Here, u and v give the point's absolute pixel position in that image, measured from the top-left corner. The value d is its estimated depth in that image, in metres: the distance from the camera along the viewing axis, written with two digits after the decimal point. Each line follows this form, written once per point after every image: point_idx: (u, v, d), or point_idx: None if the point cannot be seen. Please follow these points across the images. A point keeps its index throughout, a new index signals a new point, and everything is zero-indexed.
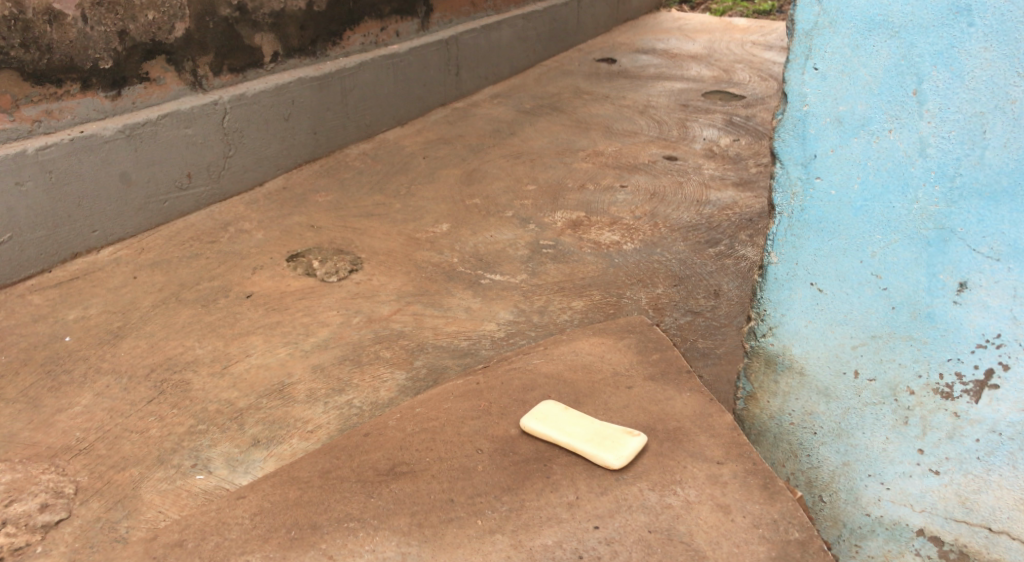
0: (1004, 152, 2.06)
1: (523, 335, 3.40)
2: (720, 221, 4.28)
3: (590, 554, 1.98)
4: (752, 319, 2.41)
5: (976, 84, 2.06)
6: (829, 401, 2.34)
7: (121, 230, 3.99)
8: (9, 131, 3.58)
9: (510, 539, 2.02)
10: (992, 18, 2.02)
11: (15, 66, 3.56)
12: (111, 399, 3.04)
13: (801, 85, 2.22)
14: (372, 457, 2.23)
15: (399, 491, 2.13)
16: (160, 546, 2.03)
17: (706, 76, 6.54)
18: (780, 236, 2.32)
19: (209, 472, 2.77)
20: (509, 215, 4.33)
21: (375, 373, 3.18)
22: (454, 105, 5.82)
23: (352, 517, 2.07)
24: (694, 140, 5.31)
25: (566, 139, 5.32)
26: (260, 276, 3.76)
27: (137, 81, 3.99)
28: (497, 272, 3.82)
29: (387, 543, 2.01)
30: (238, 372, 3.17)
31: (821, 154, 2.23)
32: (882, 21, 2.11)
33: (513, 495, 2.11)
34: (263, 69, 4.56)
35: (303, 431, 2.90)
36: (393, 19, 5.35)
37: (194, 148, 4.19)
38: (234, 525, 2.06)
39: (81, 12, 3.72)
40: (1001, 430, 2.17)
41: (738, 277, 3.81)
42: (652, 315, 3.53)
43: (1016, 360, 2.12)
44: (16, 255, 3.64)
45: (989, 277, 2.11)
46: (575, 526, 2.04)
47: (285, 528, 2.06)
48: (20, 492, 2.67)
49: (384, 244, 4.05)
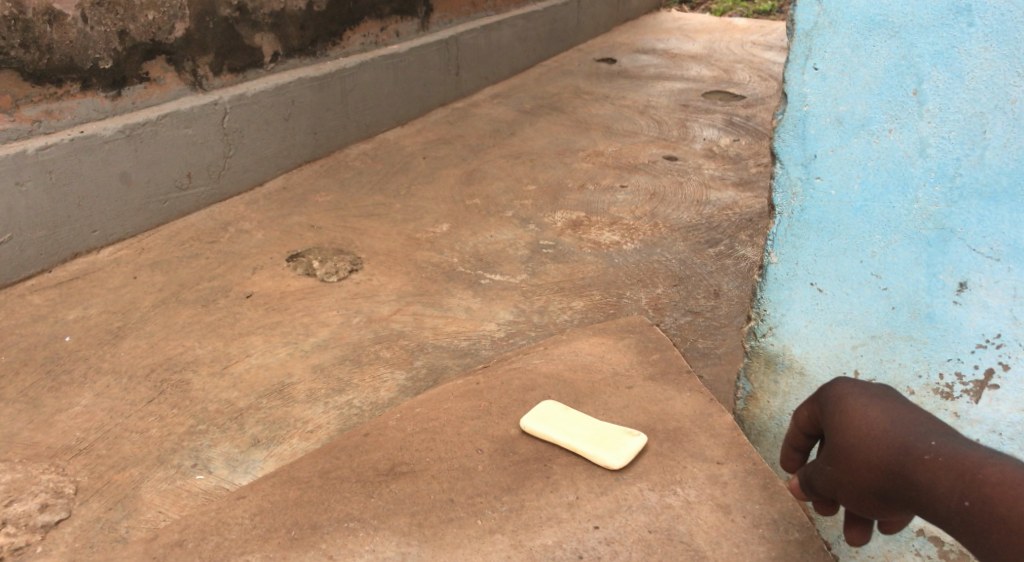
0: (1004, 152, 2.05)
1: (523, 335, 3.40)
2: (720, 221, 4.28)
3: (589, 554, 1.98)
4: (753, 319, 2.41)
5: (975, 84, 2.06)
6: None
7: (122, 230, 3.99)
8: (9, 131, 3.58)
9: (510, 539, 2.02)
10: (992, 18, 2.02)
11: (15, 66, 3.55)
12: (111, 399, 3.04)
13: (801, 85, 2.22)
14: (371, 457, 2.23)
15: (399, 491, 2.14)
16: (160, 545, 2.03)
17: (706, 77, 6.54)
18: (780, 236, 2.32)
19: (209, 472, 2.77)
20: (509, 215, 4.33)
21: (375, 372, 3.18)
22: (454, 105, 5.82)
23: (352, 517, 2.08)
24: (694, 140, 5.31)
25: (566, 139, 5.32)
26: (260, 276, 3.76)
27: (137, 81, 3.99)
28: (497, 272, 3.82)
29: (387, 544, 2.01)
30: (238, 372, 3.17)
31: (821, 154, 2.23)
32: (881, 21, 2.11)
33: (512, 495, 2.11)
34: (263, 69, 4.56)
35: (303, 431, 2.90)
36: (393, 20, 5.35)
37: (194, 148, 4.19)
38: (234, 524, 2.06)
39: (81, 12, 3.72)
40: (1001, 430, 2.17)
41: (738, 277, 3.81)
42: (652, 315, 3.53)
43: (1015, 360, 2.12)
44: (16, 255, 3.63)
45: (989, 277, 2.11)
46: (574, 526, 2.04)
47: (285, 528, 2.06)
48: (20, 492, 2.67)
49: (384, 244, 4.05)
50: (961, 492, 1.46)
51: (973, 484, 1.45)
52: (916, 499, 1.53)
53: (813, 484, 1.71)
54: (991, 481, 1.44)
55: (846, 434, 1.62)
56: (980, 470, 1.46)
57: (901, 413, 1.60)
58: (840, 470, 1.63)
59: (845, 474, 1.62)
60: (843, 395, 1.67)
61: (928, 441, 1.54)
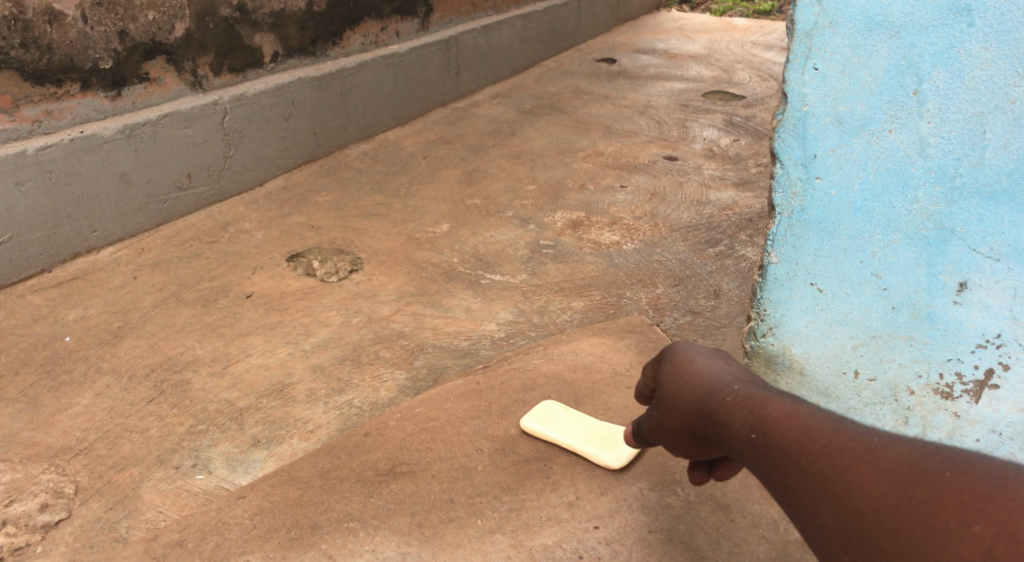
0: (1004, 152, 2.06)
1: (523, 335, 3.40)
2: (720, 221, 4.28)
3: (590, 554, 2.08)
4: (752, 319, 2.39)
5: (975, 84, 2.07)
6: (829, 401, 2.33)
7: (121, 230, 3.99)
8: (9, 131, 3.58)
9: (510, 539, 2.11)
10: (992, 18, 2.03)
11: (15, 66, 3.55)
12: (111, 399, 3.04)
13: (801, 85, 2.22)
14: (371, 457, 2.35)
15: (398, 491, 2.24)
16: (160, 545, 2.13)
17: (706, 76, 6.54)
18: (780, 236, 2.31)
19: (209, 472, 2.77)
20: (509, 215, 4.33)
21: (376, 372, 3.18)
22: (454, 105, 5.82)
23: (352, 517, 2.16)
24: (694, 140, 5.31)
25: (566, 139, 5.32)
26: (260, 276, 3.76)
27: (137, 81, 3.99)
28: (497, 272, 3.82)
29: (387, 544, 2.10)
30: (238, 372, 3.17)
31: (821, 154, 2.23)
32: (882, 21, 2.12)
33: (512, 495, 2.22)
34: (263, 69, 4.56)
35: (303, 431, 2.90)
36: (393, 20, 5.35)
37: (194, 148, 4.19)
38: (234, 525, 2.16)
39: (81, 12, 3.72)
40: (1001, 430, 2.18)
41: (738, 277, 3.81)
42: (652, 315, 3.53)
43: (1015, 360, 2.13)
44: (16, 255, 3.63)
45: (989, 277, 2.11)
46: (575, 526, 2.14)
47: (285, 528, 2.15)
48: (20, 492, 2.67)
49: (384, 244, 4.05)
50: (751, 426, 1.62)
51: (761, 418, 1.62)
52: (718, 436, 1.69)
53: (644, 431, 1.88)
54: (775, 415, 1.60)
55: (668, 379, 1.80)
56: (768, 406, 1.62)
57: (718, 365, 1.77)
58: (664, 415, 1.80)
59: (665, 416, 1.79)
60: (672, 348, 1.85)
61: (732, 386, 1.70)
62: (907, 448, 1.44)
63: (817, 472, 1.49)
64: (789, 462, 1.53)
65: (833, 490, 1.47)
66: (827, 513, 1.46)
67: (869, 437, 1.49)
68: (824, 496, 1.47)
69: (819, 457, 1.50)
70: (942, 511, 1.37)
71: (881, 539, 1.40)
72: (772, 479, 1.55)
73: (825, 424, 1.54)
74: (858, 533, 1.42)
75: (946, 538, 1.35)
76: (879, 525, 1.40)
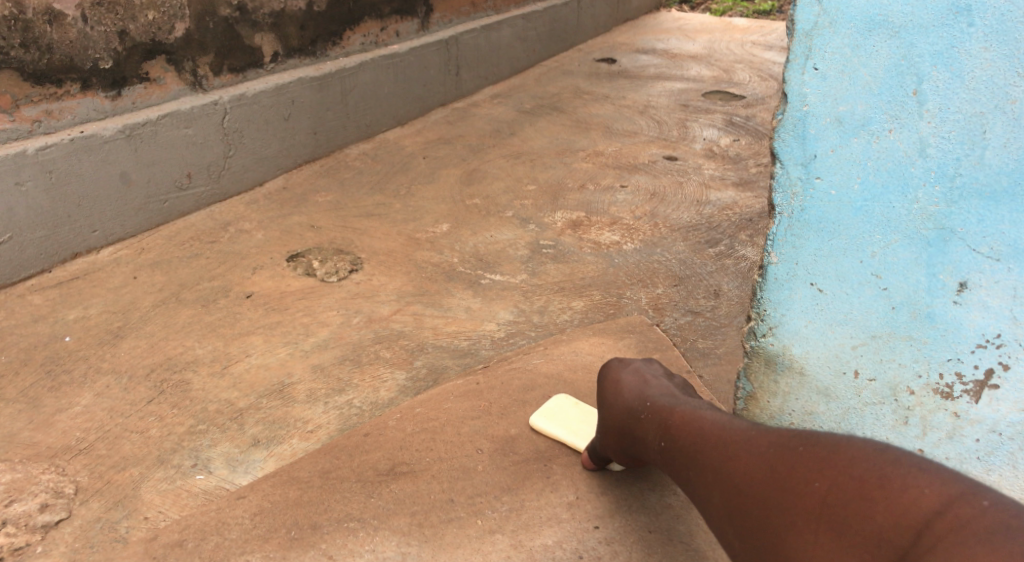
0: (1004, 152, 2.07)
1: (523, 335, 3.40)
2: (720, 221, 4.28)
3: (589, 554, 2.09)
4: (752, 319, 2.38)
5: (975, 84, 2.07)
6: (829, 401, 2.33)
7: (121, 230, 3.99)
8: (9, 131, 3.58)
9: (510, 539, 2.11)
10: (992, 18, 2.04)
11: (15, 66, 3.55)
12: (111, 399, 3.04)
13: (801, 85, 2.22)
14: (372, 457, 2.36)
15: (399, 491, 2.24)
16: (160, 546, 2.13)
17: (706, 76, 6.54)
18: (780, 236, 2.30)
19: (209, 472, 2.77)
20: (509, 215, 4.33)
21: (375, 372, 3.18)
22: (454, 105, 5.82)
23: (352, 517, 2.17)
24: (694, 140, 5.31)
25: (566, 139, 5.32)
26: (260, 276, 3.76)
27: (137, 81, 3.99)
28: (497, 272, 3.82)
29: (387, 544, 2.10)
30: (238, 372, 3.17)
31: (821, 154, 2.23)
32: (882, 21, 2.13)
33: (512, 495, 2.22)
34: (263, 69, 4.56)
35: (303, 431, 2.90)
36: (393, 20, 5.35)
37: (194, 148, 4.19)
38: (234, 525, 2.17)
39: (81, 12, 3.71)
40: (1001, 430, 2.18)
41: (738, 277, 3.81)
42: (652, 315, 3.53)
43: (1015, 360, 2.13)
44: (16, 256, 3.63)
45: (989, 277, 2.12)
46: (575, 526, 2.14)
47: (285, 528, 2.15)
48: (20, 492, 2.67)
49: (384, 244, 4.05)
50: (661, 435, 1.95)
51: (667, 427, 1.95)
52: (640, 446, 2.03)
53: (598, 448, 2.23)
54: (679, 424, 1.93)
55: (604, 400, 2.17)
56: (672, 416, 1.96)
57: (641, 381, 2.12)
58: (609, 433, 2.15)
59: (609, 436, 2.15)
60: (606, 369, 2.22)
61: (645, 402, 2.05)
62: (775, 436, 1.75)
63: (705, 464, 1.82)
64: (689, 462, 1.86)
65: (719, 477, 1.79)
66: (716, 497, 1.78)
67: (748, 431, 1.81)
68: (711, 483, 1.79)
69: (709, 451, 1.82)
70: (797, 482, 1.67)
71: (754, 514, 1.70)
72: (678, 476, 1.88)
73: (716, 425, 1.86)
74: (736, 509, 1.73)
75: (801, 504, 1.65)
76: (750, 500, 1.71)
